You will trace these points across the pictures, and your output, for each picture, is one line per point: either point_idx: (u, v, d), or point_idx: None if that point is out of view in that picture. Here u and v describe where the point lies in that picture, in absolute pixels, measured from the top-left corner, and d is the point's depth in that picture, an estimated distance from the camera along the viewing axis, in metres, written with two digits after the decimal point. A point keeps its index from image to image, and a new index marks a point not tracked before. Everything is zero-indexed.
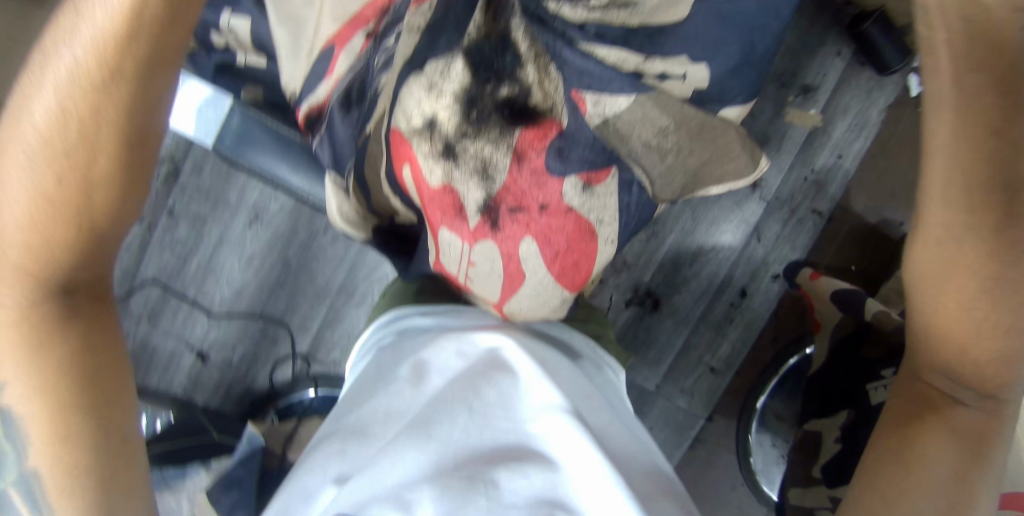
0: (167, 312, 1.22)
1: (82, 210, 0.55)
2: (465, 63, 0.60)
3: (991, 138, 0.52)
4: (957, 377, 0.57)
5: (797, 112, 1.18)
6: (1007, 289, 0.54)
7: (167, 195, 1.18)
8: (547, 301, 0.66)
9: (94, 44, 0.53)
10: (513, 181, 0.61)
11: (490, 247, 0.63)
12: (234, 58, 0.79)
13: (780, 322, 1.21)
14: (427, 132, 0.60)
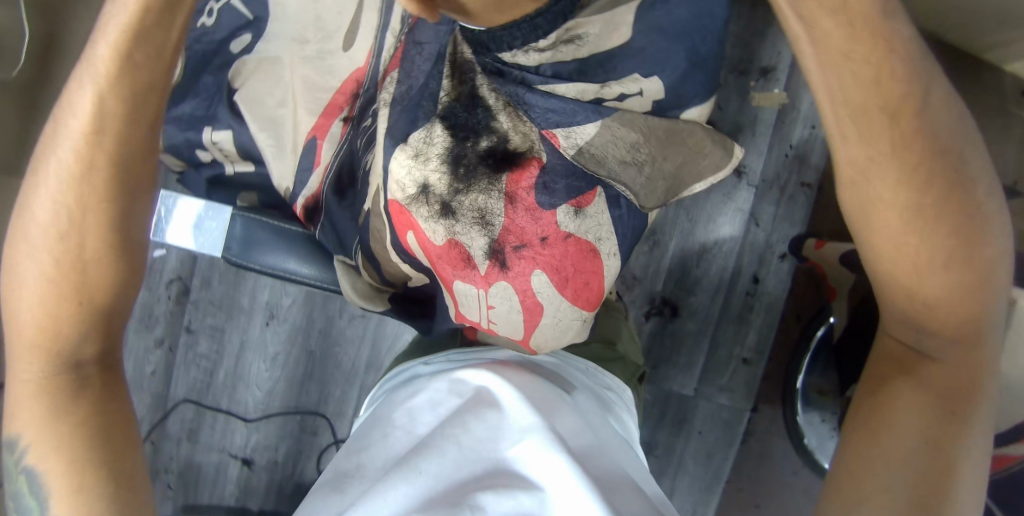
0: (205, 426, 1.25)
1: (81, 288, 0.61)
2: (443, 127, 0.66)
3: (895, 79, 0.51)
4: (918, 327, 0.57)
5: (763, 94, 1.20)
6: (936, 222, 0.53)
7: (183, 314, 1.23)
8: (568, 327, 0.69)
9: (72, 144, 0.60)
10: (511, 221, 0.66)
11: (505, 287, 0.67)
12: (223, 170, 0.81)
13: (798, 298, 1.21)
14: (423, 196, 0.66)
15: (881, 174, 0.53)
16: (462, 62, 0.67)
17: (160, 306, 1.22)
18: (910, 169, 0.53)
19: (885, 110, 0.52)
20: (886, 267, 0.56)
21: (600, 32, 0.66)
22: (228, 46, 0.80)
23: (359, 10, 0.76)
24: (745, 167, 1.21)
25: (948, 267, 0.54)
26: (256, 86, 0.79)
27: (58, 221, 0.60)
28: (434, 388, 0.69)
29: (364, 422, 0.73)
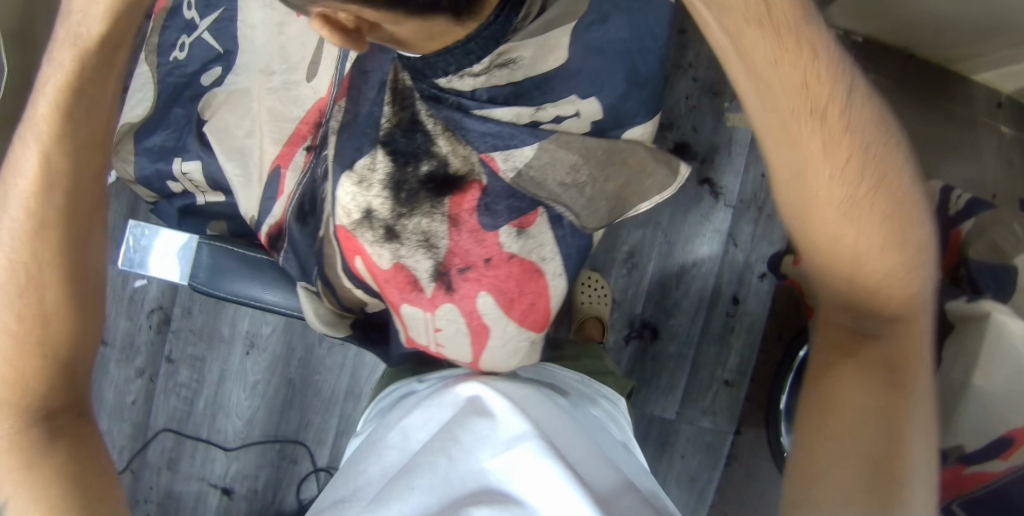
0: (185, 455, 1.23)
1: (46, 340, 0.62)
2: (386, 153, 0.68)
3: (817, 71, 0.55)
4: (855, 301, 0.61)
5: (737, 115, 1.19)
6: (857, 199, 0.58)
7: (163, 344, 1.23)
8: (515, 347, 0.74)
9: (23, 202, 0.61)
10: (456, 243, 0.70)
11: (451, 308, 0.71)
12: (194, 200, 0.83)
13: (779, 317, 1.21)
14: (366, 222, 0.68)
15: (812, 148, 0.57)
16: (403, 89, 0.68)
17: (140, 336, 1.22)
18: (837, 151, 0.57)
19: (807, 101, 0.56)
20: (826, 238, 0.60)
21: (534, 55, 0.67)
22: (199, 79, 0.82)
23: (321, 42, 0.79)
24: (722, 188, 1.20)
25: (874, 238, 0.59)
26: (225, 118, 0.79)
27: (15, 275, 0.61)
28: (426, 406, 0.71)
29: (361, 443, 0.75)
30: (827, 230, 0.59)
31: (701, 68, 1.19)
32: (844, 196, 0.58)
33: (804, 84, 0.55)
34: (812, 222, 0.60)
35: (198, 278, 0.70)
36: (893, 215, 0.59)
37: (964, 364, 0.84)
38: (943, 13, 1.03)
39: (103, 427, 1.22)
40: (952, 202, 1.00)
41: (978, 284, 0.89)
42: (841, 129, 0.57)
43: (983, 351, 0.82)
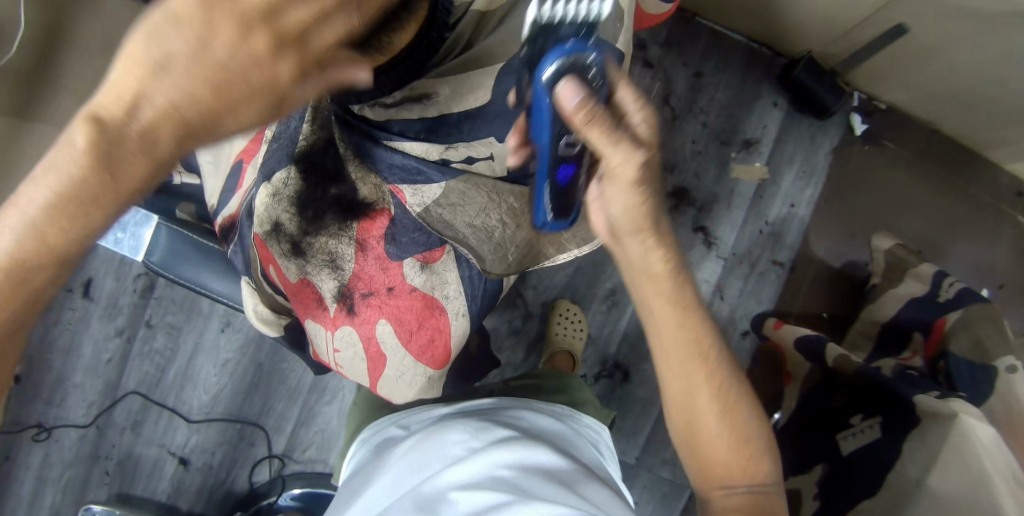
0: (150, 420, 1.17)
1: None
2: (296, 170, 0.68)
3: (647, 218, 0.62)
4: (714, 457, 0.63)
5: (742, 167, 1.15)
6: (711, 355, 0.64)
7: (144, 309, 1.17)
8: (411, 382, 0.73)
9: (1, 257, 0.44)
10: (361, 267, 0.71)
11: (349, 332, 0.72)
12: (171, 179, 0.88)
13: (758, 379, 1.14)
14: (275, 234, 0.70)
15: (681, 343, 0.63)
16: (323, 112, 0.68)
17: (124, 297, 1.17)
18: (691, 364, 0.63)
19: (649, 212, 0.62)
20: (692, 419, 0.64)
21: (450, 95, 0.65)
22: None
23: None
24: (716, 238, 1.14)
25: (730, 432, 0.63)
26: None
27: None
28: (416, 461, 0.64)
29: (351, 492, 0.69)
30: (698, 419, 0.63)
31: (714, 113, 1.15)
32: (707, 394, 0.63)
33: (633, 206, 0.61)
34: (682, 412, 0.65)
35: (154, 257, 0.78)
36: (747, 429, 0.64)
37: (923, 461, 0.79)
38: (978, 93, 0.98)
39: (73, 381, 1.15)
40: (943, 290, 0.95)
41: (954, 382, 0.85)
42: (706, 349, 0.63)
43: (941, 454, 0.77)
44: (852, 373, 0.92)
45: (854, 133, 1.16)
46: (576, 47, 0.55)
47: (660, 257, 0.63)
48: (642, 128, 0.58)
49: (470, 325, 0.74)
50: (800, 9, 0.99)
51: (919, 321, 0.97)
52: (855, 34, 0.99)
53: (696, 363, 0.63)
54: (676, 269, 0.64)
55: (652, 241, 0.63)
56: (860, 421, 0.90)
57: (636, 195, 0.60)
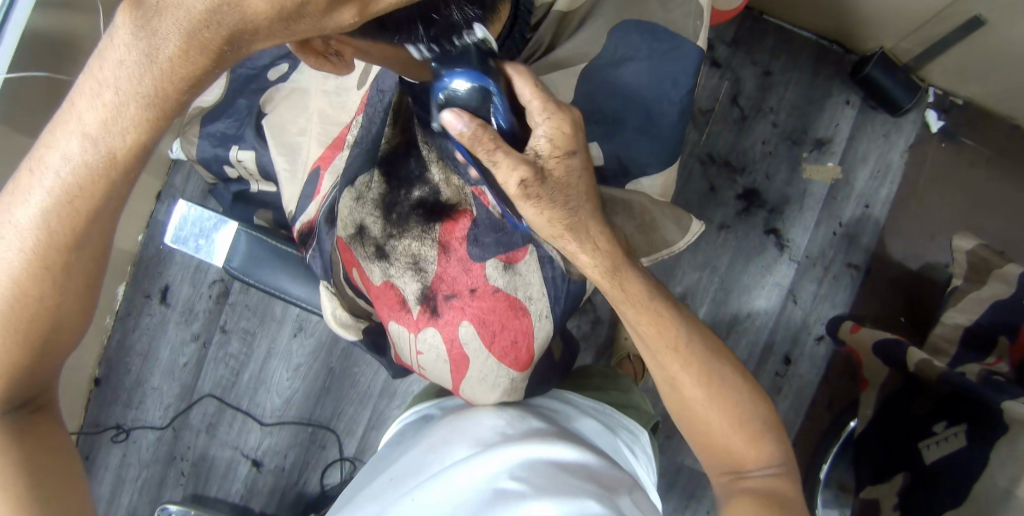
0: (224, 422, 1.20)
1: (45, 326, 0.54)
2: (380, 174, 0.70)
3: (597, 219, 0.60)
4: (722, 445, 0.64)
5: (814, 167, 1.12)
6: (690, 347, 0.64)
7: (219, 313, 1.21)
8: (494, 384, 0.69)
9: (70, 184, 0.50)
10: (443, 269, 0.70)
11: (434, 333, 0.70)
12: (248, 187, 0.84)
13: (834, 385, 1.11)
14: (360, 238, 0.71)
15: (651, 336, 0.64)
16: (404, 112, 0.69)
17: (200, 303, 1.21)
18: (662, 355, 0.64)
19: (591, 215, 0.59)
20: (687, 411, 0.65)
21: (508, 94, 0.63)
22: (267, 73, 0.81)
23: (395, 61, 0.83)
24: (789, 241, 1.12)
25: (723, 415, 0.64)
26: (283, 114, 0.79)
27: (43, 278, 0.53)
28: (446, 446, 0.63)
29: (381, 470, 0.68)
30: (689, 406, 0.65)
31: (782, 112, 1.13)
32: (689, 381, 0.64)
33: (555, 219, 0.57)
34: (676, 402, 0.65)
35: (234, 263, 0.73)
36: (740, 410, 0.64)
37: (1012, 470, 0.70)
38: None
39: (151, 384, 1.20)
40: None
41: None
42: (677, 340, 0.64)
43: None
44: (937, 380, 0.83)
45: (931, 130, 1.11)
46: (477, 78, 0.53)
47: (603, 265, 0.61)
48: (547, 148, 0.54)
49: (555, 328, 0.69)
50: (866, 5, 0.96)
51: (1001, 323, 0.87)
52: (926, 29, 0.95)
53: (668, 354, 0.64)
54: (618, 270, 0.62)
55: (593, 246, 0.61)
56: (944, 429, 0.81)
57: (544, 210, 0.56)
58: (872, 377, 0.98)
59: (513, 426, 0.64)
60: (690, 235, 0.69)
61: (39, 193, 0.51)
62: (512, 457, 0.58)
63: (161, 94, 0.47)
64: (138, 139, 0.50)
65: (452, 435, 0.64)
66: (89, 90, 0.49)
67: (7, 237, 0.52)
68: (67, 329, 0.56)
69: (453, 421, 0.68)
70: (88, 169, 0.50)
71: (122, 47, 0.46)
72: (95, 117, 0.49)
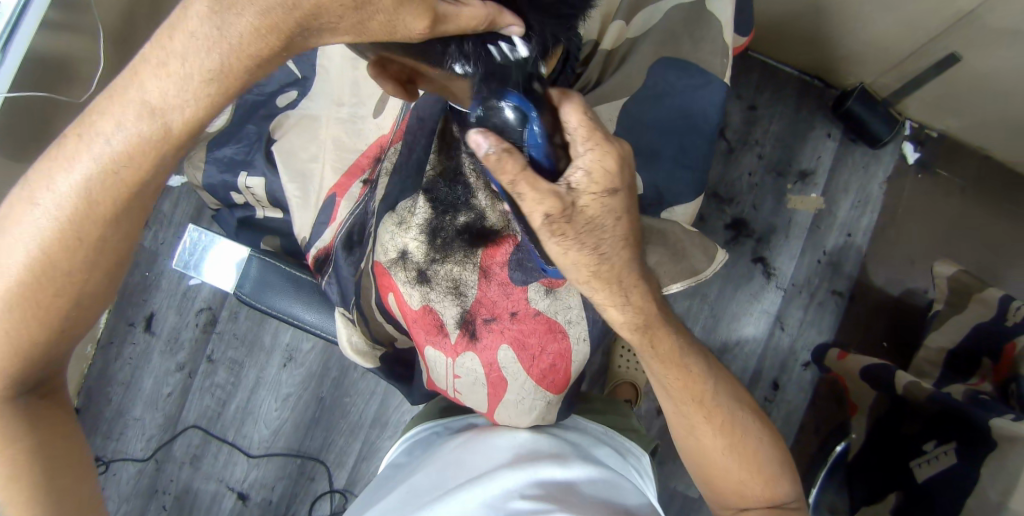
0: (209, 454, 1.16)
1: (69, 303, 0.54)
2: (426, 199, 0.68)
3: (630, 265, 0.57)
4: (733, 486, 0.67)
5: (798, 197, 1.17)
6: (713, 398, 0.67)
7: (206, 342, 1.18)
8: (530, 406, 0.69)
9: (119, 162, 0.50)
10: (484, 294, 0.68)
11: (472, 358, 0.68)
12: (254, 213, 0.84)
13: (820, 409, 1.13)
14: (402, 262, 0.68)
15: (677, 390, 0.66)
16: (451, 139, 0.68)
17: (186, 331, 1.18)
18: (686, 406, 0.66)
19: (623, 263, 0.56)
20: (701, 453, 0.68)
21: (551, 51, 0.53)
22: (275, 100, 0.82)
23: None
24: (776, 269, 1.16)
25: (740, 463, 0.67)
26: (293, 142, 0.80)
27: (72, 251, 0.52)
28: (460, 463, 0.65)
29: (391, 482, 0.70)
30: (705, 451, 0.67)
31: (766, 145, 1.18)
32: (707, 429, 0.67)
33: (585, 265, 0.55)
34: (694, 448, 0.68)
35: (245, 287, 0.71)
36: (759, 454, 0.67)
37: (1003, 484, 0.72)
38: (1016, 118, 1.00)
39: (133, 415, 1.16)
40: (1011, 314, 0.87)
41: None
42: (701, 393, 0.66)
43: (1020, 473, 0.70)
44: (924, 399, 0.86)
45: (908, 161, 1.17)
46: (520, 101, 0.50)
47: (634, 321, 0.61)
48: (585, 182, 0.51)
49: (589, 350, 0.70)
50: (850, 42, 1.01)
51: (983, 344, 0.89)
52: (906, 64, 1.01)
53: (692, 405, 0.66)
54: (650, 326, 0.62)
55: (626, 301, 0.59)
56: (933, 448, 0.83)
57: (571, 249, 0.53)
58: (860, 402, 1.00)
59: (525, 446, 0.66)
60: (715, 263, 0.67)
61: (85, 160, 0.50)
62: (527, 478, 0.60)
63: (229, 71, 0.47)
64: (195, 115, 0.49)
65: (465, 454, 0.66)
66: (152, 57, 0.48)
67: (41, 203, 0.51)
68: (85, 308, 0.56)
69: (466, 439, 0.69)
70: (144, 146, 0.50)
71: (195, 19, 0.45)
72: (158, 89, 0.48)
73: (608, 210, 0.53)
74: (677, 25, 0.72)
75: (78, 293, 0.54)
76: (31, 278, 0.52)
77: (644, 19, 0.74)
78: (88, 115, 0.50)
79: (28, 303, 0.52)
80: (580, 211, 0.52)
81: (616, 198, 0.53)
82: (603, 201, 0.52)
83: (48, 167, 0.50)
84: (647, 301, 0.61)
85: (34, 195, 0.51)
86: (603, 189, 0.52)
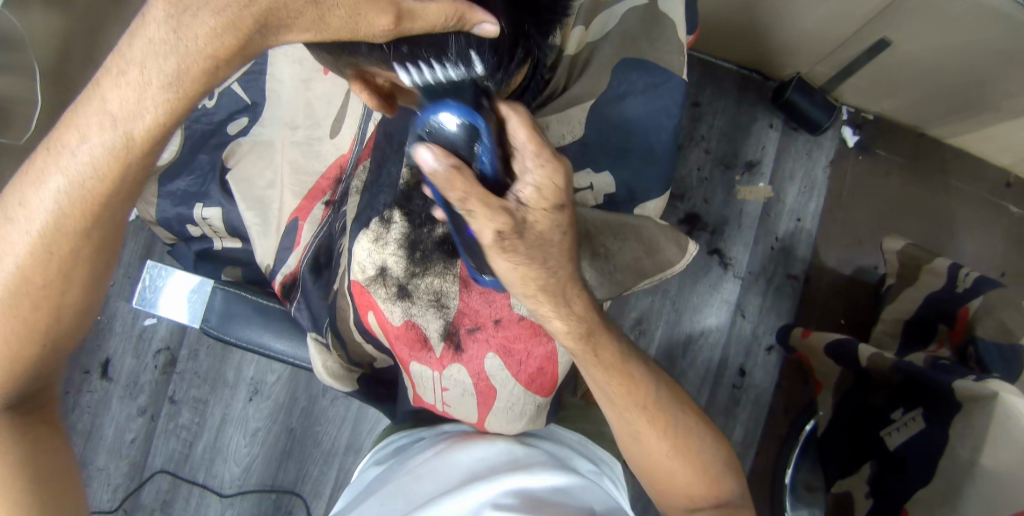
0: (179, 498, 1.12)
1: (55, 307, 0.57)
2: (401, 214, 0.68)
3: (574, 282, 0.60)
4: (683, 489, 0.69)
5: (747, 188, 1.22)
6: (652, 403, 0.68)
7: (167, 385, 1.14)
8: (521, 411, 0.69)
9: (86, 178, 0.54)
10: (467, 304, 0.68)
11: (459, 370, 0.68)
12: (212, 245, 0.81)
13: (787, 390, 1.17)
14: (381, 279, 0.68)
15: (614, 388, 0.67)
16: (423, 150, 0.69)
17: (145, 375, 1.14)
18: (629, 411, 0.68)
19: (568, 269, 0.59)
20: (649, 461, 0.69)
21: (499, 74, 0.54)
22: (226, 127, 0.80)
23: (347, 99, 0.79)
24: (731, 259, 1.20)
25: (685, 464, 0.68)
26: (249, 168, 0.79)
27: (45, 264, 0.55)
28: (430, 477, 0.64)
29: (360, 497, 0.68)
30: (651, 456, 0.69)
31: (711, 140, 1.22)
32: (653, 433, 0.68)
33: (534, 278, 0.57)
34: (644, 457, 0.69)
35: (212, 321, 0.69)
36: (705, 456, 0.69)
37: (973, 441, 0.75)
38: (948, 91, 1.05)
39: (96, 466, 1.11)
40: (961, 279, 0.93)
41: (984, 361, 0.83)
42: (644, 399, 0.68)
43: (990, 432, 0.73)
44: (888, 370, 0.90)
45: (848, 145, 1.23)
46: (469, 113, 0.51)
47: (578, 330, 0.63)
48: (534, 198, 0.54)
49: None
50: (785, 33, 1.06)
51: (939, 312, 0.95)
52: (841, 51, 1.06)
53: (636, 410, 0.68)
54: (592, 333, 0.64)
55: (570, 311, 0.62)
56: (902, 415, 0.87)
57: (520, 264, 0.56)
58: (826, 379, 1.04)
59: (499, 456, 0.66)
60: (688, 255, 0.69)
61: (55, 174, 0.54)
62: (498, 488, 0.60)
63: (187, 76, 0.51)
64: (159, 118, 0.53)
65: (439, 465, 0.66)
66: (113, 68, 0.52)
67: (14, 222, 0.54)
68: (64, 319, 0.58)
69: (440, 449, 0.69)
70: (110, 156, 0.53)
71: (154, 25, 0.50)
72: (117, 97, 0.52)
73: (560, 227, 0.56)
74: (633, 26, 0.75)
75: (58, 306, 0.57)
76: (8, 295, 0.55)
77: (600, 24, 0.76)
78: (58, 130, 0.54)
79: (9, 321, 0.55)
80: (529, 228, 0.54)
81: (562, 211, 0.55)
82: (552, 217, 0.55)
83: (21, 187, 0.54)
84: (588, 311, 0.63)
85: (8, 214, 0.55)
86: (545, 203, 0.54)
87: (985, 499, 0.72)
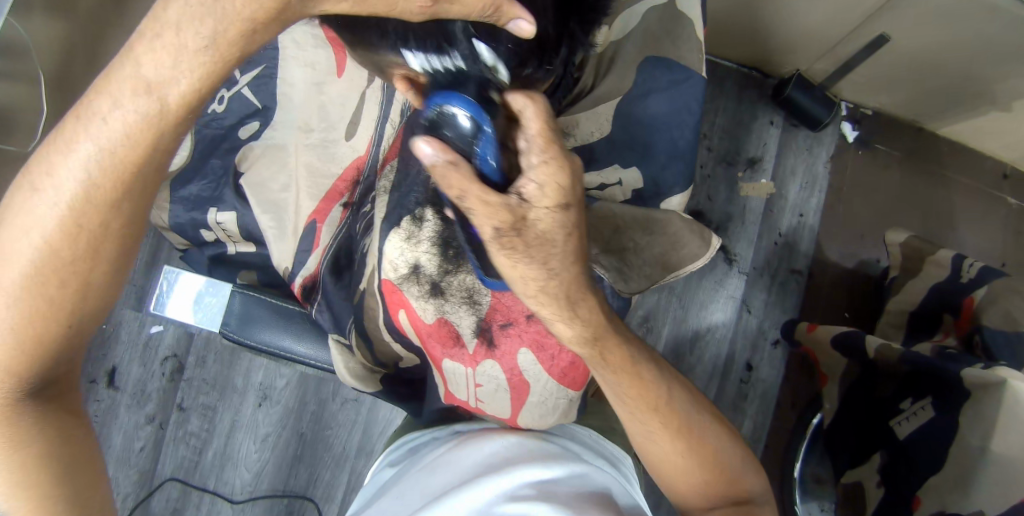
0: (190, 506, 1.12)
1: (80, 287, 0.56)
2: (433, 212, 0.69)
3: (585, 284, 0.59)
4: (702, 488, 0.70)
5: (750, 185, 1.23)
6: (667, 407, 0.68)
7: (175, 391, 1.13)
8: (554, 405, 0.70)
9: (112, 154, 0.52)
10: (498, 300, 0.68)
11: (491, 365, 0.69)
12: (226, 250, 0.81)
13: (793, 383, 1.18)
14: (414, 277, 0.68)
15: (626, 388, 0.67)
16: None
17: (152, 382, 1.13)
18: (642, 412, 0.68)
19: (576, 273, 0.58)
20: (665, 462, 0.70)
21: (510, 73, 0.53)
22: (237, 132, 0.81)
23: (360, 102, 0.79)
24: (736, 255, 1.21)
25: (700, 465, 0.70)
26: (262, 172, 0.79)
27: (76, 237, 0.54)
28: (443, 474, 0.65)
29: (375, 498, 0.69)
30: (665, 456, 0.70)
31: (713, 137, 1.24)
32: (667, 435, 0.69)
33: (536, 278, 0.56)
34: (658, 457, 0.70)
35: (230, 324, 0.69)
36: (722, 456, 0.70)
37: (983, 428, 0.75)
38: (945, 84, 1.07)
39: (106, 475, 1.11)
40: (964, 269, 0.94)
41: (991, 352, 0.84)
42: (655, 399, 0.68)
43: (998, 418, 0.73)
44: (896, 360, 0.91)
45: (848, 140, 1.25)
46: (471, 106, 0.51)
47: (585, 335, 0.62)
48: (538, 196, 0.52)
49: None
50: (786, 30, 1.08)
51: (944, 302, 0.96)
52: (839, 48, 1.08)
53: (647, 412, 0.68)
54: (600, 337, 0.63)
55: (576, 316, 0.60)
56: (909, 405, 0.88)
57: (518, 262, 0.55)
58: (831, 372, 1.05)
59: (511, 450, 0.67)
60: (712, 249, 0.71)
61: (87, 142, 0.52)
62: (511, 481, 0.60)
63: (224, 39, 0.49)
64: (193, 86, 0.51)
65: (450, 463, 0.66)
66: (148, 33, 0.50)
67: (43, 192, 0.53)
68: (85, 304, 0.57)
69: (452, 447, 0.69)
70: (144, 123, 0.52)
71: None
72: (154, 61, 0.50)
73: (564, 228, 0.54)
74: (654, 25, 0.76)
75: (87, 282, 0.56)
76: (35, 270, 0.53)
77: (623, 21, 0.77)
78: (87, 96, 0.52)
79: (36, 298, 0.54)
80: (529, 229, 0.53)
81: (568, 212, 0.53)
82: (557, 216, 0.53)
83: (49, 154, 0.52)
84: (595, 317, 0.62)
85: (37, 182, 0.53)
86: (547, 204, 0.52)
87: (996, 485, 0.72)
